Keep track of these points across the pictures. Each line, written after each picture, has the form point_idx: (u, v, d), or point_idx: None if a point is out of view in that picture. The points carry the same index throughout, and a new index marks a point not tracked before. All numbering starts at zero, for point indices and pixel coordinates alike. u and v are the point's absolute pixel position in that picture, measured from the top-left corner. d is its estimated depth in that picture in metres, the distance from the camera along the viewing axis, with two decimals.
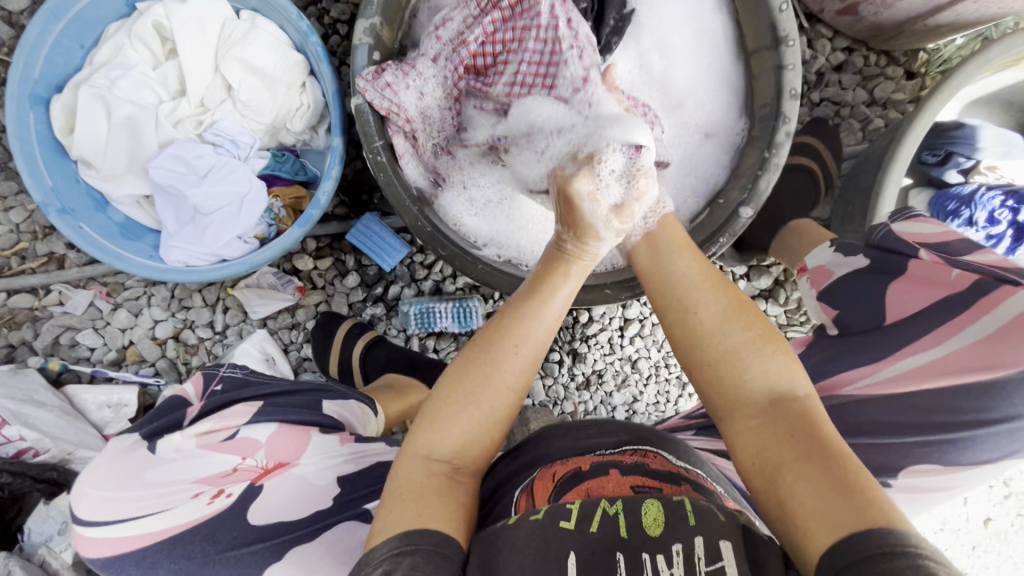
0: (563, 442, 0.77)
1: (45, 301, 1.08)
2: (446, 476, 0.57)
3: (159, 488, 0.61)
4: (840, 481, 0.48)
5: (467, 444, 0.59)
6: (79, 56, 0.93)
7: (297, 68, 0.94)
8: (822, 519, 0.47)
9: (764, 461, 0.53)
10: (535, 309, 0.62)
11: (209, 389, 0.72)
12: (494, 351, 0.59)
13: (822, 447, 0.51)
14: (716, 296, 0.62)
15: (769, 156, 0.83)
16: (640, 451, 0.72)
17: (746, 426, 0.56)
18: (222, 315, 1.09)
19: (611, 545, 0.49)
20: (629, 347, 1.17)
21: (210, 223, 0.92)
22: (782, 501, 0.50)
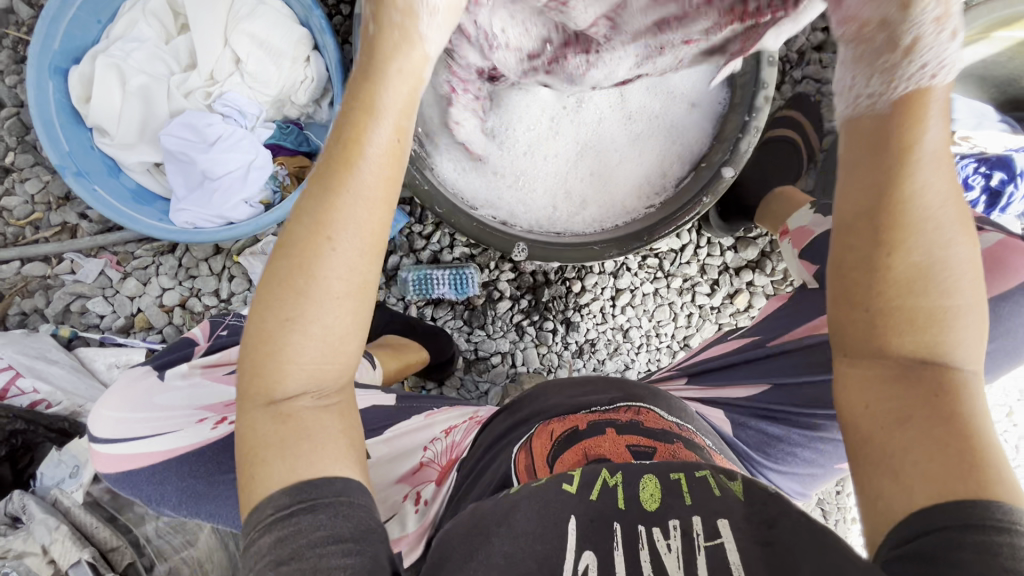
0: (558, 400, 0.80)
1: (58, 269, 1.12)
2: (310, 408, 0.46)
3: (169, 413, 0.65)
4: (958, 457, 0.42)
5: (321, 373, 0.45)
6: (96, 30, 0.98)
7: (302, 43, 0.99)
8: (921, 490, 0.42)
9: (890, 416, 0.45)
10: (338, 171, 0.43)
11: (215, 332, 0.77)
12: (318, 242, 0.43)
13: (950, 414, 0.43)
14: (940, 178, 0.45)
15: (748, 120, 0.88)
16: (635, 409, 0.74)
17: (884, 368, 0.46)
18: (228, 283, 1.13)
19: (609, 517, 0.49)
20: (620, 316, 1.21)
21: (219, 188, 0.97)
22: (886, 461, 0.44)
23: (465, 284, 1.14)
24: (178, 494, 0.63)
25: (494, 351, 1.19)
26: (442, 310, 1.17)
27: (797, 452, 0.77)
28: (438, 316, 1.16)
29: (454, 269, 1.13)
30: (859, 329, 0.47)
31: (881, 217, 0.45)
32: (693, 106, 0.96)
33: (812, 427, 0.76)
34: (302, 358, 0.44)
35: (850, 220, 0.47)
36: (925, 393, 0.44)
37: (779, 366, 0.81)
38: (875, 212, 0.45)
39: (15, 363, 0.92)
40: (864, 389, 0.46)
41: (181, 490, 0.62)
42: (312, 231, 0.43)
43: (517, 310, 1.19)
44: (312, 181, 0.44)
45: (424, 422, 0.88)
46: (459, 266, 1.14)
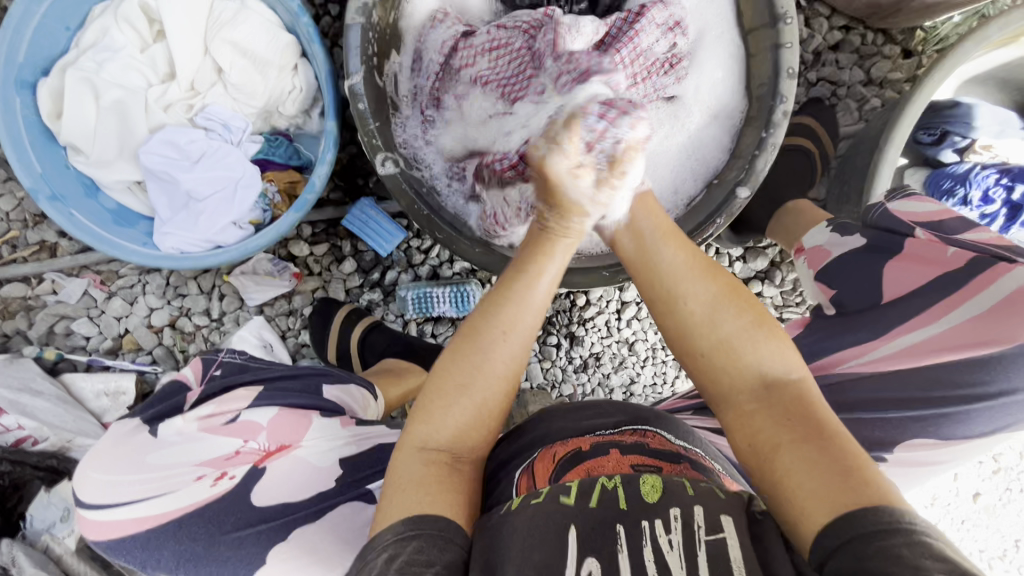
0: (563, 423, 0.78)
1: (39, 290, 1.07)
2: (444, 463, 0.56)
3: (163, 471, 0.62)
4: (835, 462, 0.48)
5: (464, 431, 0.57)
6: (65, 38, 0.90)
7: (289, 50, 0.92)
8: (819, 503, 0.47)
9: (759, 446, 0.53)
10: (519, 286, 0.60)
11: (209, 374, 0.73)
12: (491, 334, 0.58)
13: (810, 424, 0.52)
14: (702, 281, 0.60)
15: (766, 135, 0.83)
16: (641, 431, 0.73)
17: (751, 415, 0.55)
18: (218, 302, 1.09)
19: (608, 516, 0.50)
20: (626, 329, 1.18)
21: (204, 209, 0.91)
22: (775, 483, 0.50)
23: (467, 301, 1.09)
24: (175, 558, 0.59)
25: None
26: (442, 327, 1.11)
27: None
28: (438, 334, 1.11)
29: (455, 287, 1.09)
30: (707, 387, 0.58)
31: (671, 324, 0.60)
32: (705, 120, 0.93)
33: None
34: (447, 422, 0.57)
35: (666, 330, 0.61)
36: (784, 420, 0.53)
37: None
38: (667, 321, 0.61)
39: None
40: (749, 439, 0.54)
41: (176, 557, 0.59)
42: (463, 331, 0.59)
43: None
44: (492, 291, 0.62)
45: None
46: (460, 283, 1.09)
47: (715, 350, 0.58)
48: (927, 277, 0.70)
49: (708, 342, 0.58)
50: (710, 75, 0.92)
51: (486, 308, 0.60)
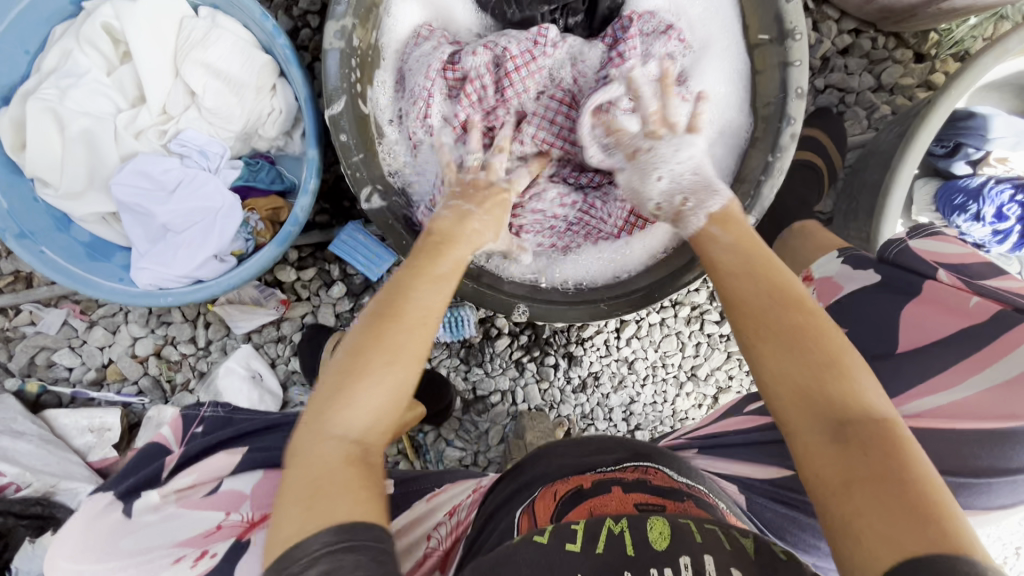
0: (562, 460, 0.76)
1: (17, 321, 1.03)
2: (344, 457, 0.49)
3: (137, 558, 0.58)
4: (904, 506, 0.41)
5: (380, 412, 0.51)
6: (25, 62, 0.85)
7: (266, 70, 0.87)
8: (881, 537, 0.40)
9: (829, 472, 0.45)
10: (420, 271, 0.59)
11: (190, 431, 0.74)
12: (410, 316, 0.54)
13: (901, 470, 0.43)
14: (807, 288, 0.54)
15: (772, 160, 0.79)
16: (641, 468, 0.70)
17: (809, 424, 0.47)
18: (204, 331, 1.05)
19: (622, 565, 0.47)
20: (625, 347, 1.15)
21: (183, 242, 0.86)
22: (844, 513, 0.43)
23: (461, 325, 1.08)
24: None
25: (493, 390, 1.13)
26: (437, 350, 1.10)
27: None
28: (434, 358, 1.10)
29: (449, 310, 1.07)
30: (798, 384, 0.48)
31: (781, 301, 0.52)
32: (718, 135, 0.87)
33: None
34: (360, 409, 0.50)
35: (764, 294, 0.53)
36: (854, 443, 0.44)
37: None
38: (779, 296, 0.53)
39: None
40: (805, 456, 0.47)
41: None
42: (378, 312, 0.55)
43: (516, 346, 1.12)
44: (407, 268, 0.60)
45: (427, 505, 0.83)
46: (455, 306, 1.08)
47: (827, 345, 0.49)
48: (954, 326, 0.70)
49: (812, 330, 0.50)
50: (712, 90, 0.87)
51: (410, 281, 0.57)
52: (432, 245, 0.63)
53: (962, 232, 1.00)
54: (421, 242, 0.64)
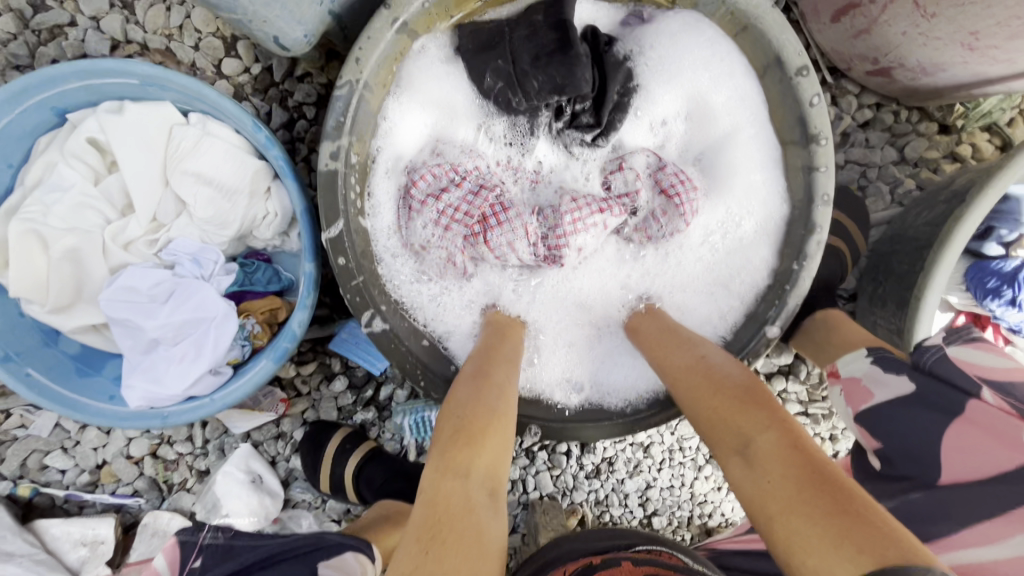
0: (576, 544, 0.83)
1: (7, 425, 0.99)
2: (484, 498, 0.55)
3: None
4: (836, 511, 0.46)
5: (495, 472, 0.58)
6: (8, 175, 0.81)
7: (260, 175, 0.83)
8: (830, 553, 0.44)
9: (762, 503, 0.50)
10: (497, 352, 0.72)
11: (189, 564, 0.70)
12: (497, 382, 0.66)
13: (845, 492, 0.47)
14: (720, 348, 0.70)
15: (798, 269, 0.74)
16: (652, 551, 0.77)
17: (741, 469, 0.54)
18: (201, 429, 1.01)
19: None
20: (640, 432, 1.10)
21: (176, 357, 0.82)
22: (790, 541, 0.47)
23: None
24: None
25: None
26: None
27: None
28: None
29: None
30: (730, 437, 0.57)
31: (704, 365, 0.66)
32: (754, 236, 0.80)
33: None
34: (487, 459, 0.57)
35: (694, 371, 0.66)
36: (774, 472, 0.51)
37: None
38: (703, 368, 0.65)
39: None
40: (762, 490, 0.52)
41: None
42: (490, 377, 0.67)
43: (526, 435, 1.08)
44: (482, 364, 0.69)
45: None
46: None
47: (754, 397, 0.58)
48: (1007, 461, 0.58)
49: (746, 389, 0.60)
50: (744, 181, 0.79)
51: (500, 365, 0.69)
52: (507, 334, 0.76)
53: (996, 315, 0.94)
54: (492, 330, 0.77)
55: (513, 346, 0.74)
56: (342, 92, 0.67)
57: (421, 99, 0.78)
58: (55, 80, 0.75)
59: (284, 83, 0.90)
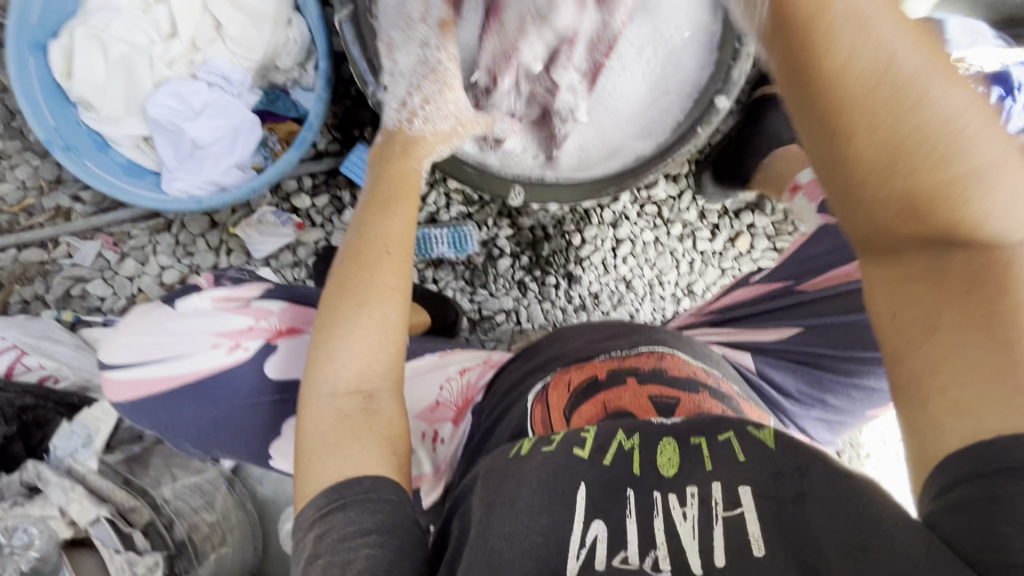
0: (575, 344, 0.77)
1: (55, 254, 1.12)
2: (362, 399, 0.57)
3: (179, 336, 0.68)
4: (1002, 363, 0.38)
5: (367, 363, 0.58)
6: (73, 4, 0.96)
7: (281, 4, 0.98)
8: (956, 415, 0.40)
9: (913, 326, 0.42)
10: (379, 208, 0.65)
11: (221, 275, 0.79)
12: (370, 255, 0.62)
13: (996, 313, 0.39)
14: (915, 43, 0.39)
15: (740, 45, 0.87)
16: (656, 357, 0.70)
17: (883, 271, 0.44)
18: (226, 258, 1.13)
19: (618, 484, 0.49)
20: (621, 266, 1.20)
21: (210, 155, 0.96)
22: (914, 371, 0.42)
23: (464, 242, 1.14)
24: (194, 416, 0.69)
25: (498, 309, 1.18)
26: (444, 272, 1.16)
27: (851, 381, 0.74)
28: (440, 279, 1.16)
29: (452, 228, 1.14)
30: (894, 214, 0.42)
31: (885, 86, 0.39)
32: None
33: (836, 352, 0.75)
34: (364, 351, 0.58)
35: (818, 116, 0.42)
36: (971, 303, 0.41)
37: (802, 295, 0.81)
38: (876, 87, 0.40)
39: (19, 343, 0.92)
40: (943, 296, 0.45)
41: (197, 415, 0.69)
42: (366, 248, 0.62)
43: (518, 267, 1.18)
44: (360, 230, 0.64)
45: (440, 360, 0.89)
46: (457, 225, 1.15)
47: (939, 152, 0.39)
48: None
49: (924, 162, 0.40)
50: None
51: (378, 235, 0.63)
52: (388, 182, 0.69)
53: None
54: (381, 175, 0.70)
55: (394, 207, 0.66)
56: None
57: None
58: None
59: None
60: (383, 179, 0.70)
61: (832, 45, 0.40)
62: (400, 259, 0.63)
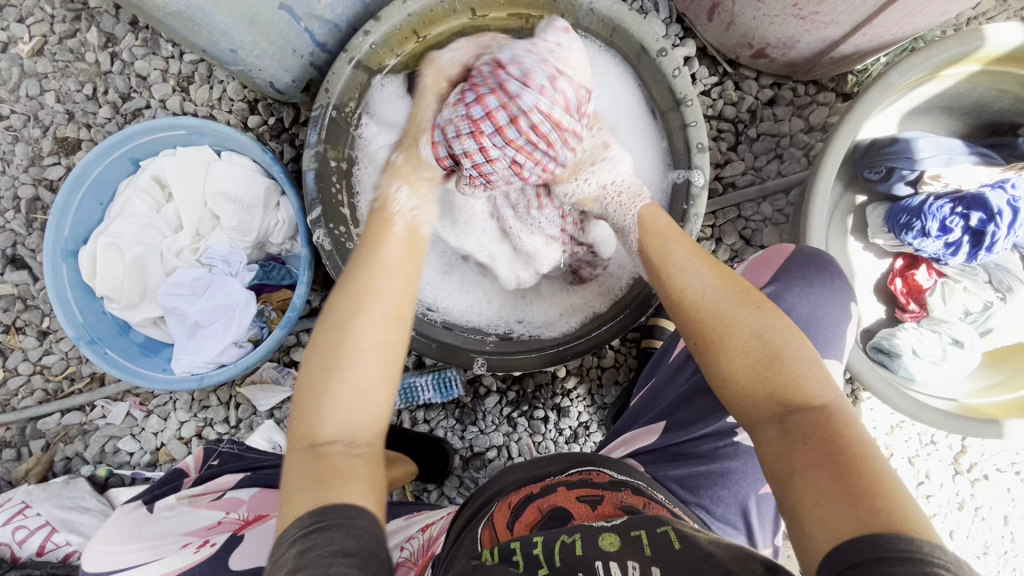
0: (516, 474, 0.78)
1: (91, 415, 1.25)
2: (341, 449, 0.58)
3: (153, 541, 0.75)
4: (866, 506, 0.47)
5: (354, 417, 0.59)
6: (99, 211, 1.12)
7: (270, 191, 1.09)
8: (824, 537, 0.47)
9: (781, 464, 0.55)
10: (370, 264, 0.68)
11: (207, 462, 0.91)
12: (358, 301, 0.64)
13: (855, 474, 0.49)
14: (707, 277, 0.68)
15: (687, 208, 0.90)
16: (583, 471, 0.75)
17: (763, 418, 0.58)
18: (235, 411, 1.22)
19: (575, 567, 0.53)
20: (608, 395, 1.21)
21: (209, 334, 1.06)
22: (791, 505, 0.52)
23: (450, 386, 1.18)
24: None
25: (489, 446, 1.20)
26: (433, 412, 1.21)
27: (752, 477, 0.78)
28: (430, 419, 1.21)
29: (437, 373, 1.18)
30: (746, 377, 0.60)
31: (696, 317, 0.66)
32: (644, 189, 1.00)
33: (713, 444, 0.79)
34: (356, 394, 0.59)
35: (691, 310, 0.66)
36: (806, 440, 0.54)
37: (700, 406, 0.82)
38: (693, 311, 0.66)
39: (51, 518, 1.05)
40: (743, 416, 0.61)
41: None
42: (349, 304, 0.64)
43: (505, 403, 1.21)
44: (350, 279, 0.68)
45: (405, 522, 0.90)
46: (441, 369, 1.19)
47: (763, 354, 0.60)
48: None
49: (770, 364, 0.59)
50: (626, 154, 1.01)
51: (367, 281, 0.66)
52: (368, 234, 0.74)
53: (916, 248, 1.02)
54: (365, 242, 0.73)
55: (384, 260, 0.69)
56: (319, 113, 0.94)
57: (381, 120, 1.04)
58: (131, 136, 1.07)
59: (293, 128, 1.20)
60: (369, 235, 0.74)
61: (679, 283, 0.69)
62: (392, 301, 0.65)
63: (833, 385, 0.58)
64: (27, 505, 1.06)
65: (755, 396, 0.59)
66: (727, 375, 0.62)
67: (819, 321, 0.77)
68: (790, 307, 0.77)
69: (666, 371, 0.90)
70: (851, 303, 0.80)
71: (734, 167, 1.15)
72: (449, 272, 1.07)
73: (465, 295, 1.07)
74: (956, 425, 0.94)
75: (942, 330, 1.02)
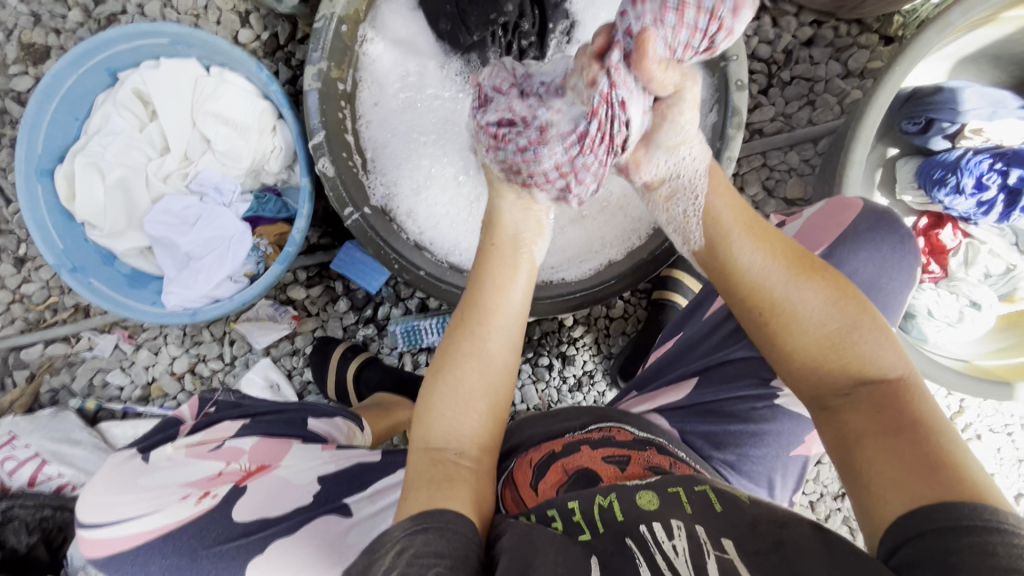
0: (535, 428, 0.76)
1: (77, 347, 1.19)
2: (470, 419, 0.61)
3: (152, 491, 0.71)
4: (947, 473, 0.46)
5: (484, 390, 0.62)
6: (75, 127, 1.02)
7: (266, 114, 1.00)
8: (896, 500, 0.46)
9: (845, 435, 0.53)
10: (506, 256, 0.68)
11: (203, 410, 0.87)
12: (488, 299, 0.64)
13: (932, 443, 0.48)
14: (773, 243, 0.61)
15: (720, 149, 0.85)
16: (604, 428, 0.73)
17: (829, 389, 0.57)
18: (230, 347, 1.18)
19: (617, 533, 0.52)
20: (615, 345, 1.19)
21: (204, 266, 0.99)
22: (856, 473, 0.51)
23: None
24: (164, 567, 0.67)
25: None
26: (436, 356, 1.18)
27: (770, 435, 0.77)
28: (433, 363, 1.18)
29: (441, 317, 1.14)
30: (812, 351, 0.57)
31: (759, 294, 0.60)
32: None
33: (748, 405, 0.77)
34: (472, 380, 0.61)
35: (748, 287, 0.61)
36: (878, 410, 0.52)
37: (722, 356, 0.81)
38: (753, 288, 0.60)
39: (42, 450, 1.02)
40: (798, 385, 0.59)
41: (167, 568, 0.67)
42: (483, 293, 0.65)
43: None
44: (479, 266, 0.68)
45: None
46: (445, 314, 1.15)
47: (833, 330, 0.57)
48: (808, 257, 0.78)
49: (840, 339, 0.57)
50: None
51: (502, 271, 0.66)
52: (500, 251, 0.67)
53: (946, 206, 0.98)
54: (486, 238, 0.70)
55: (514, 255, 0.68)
56: (322, 23, 0.84)
57: (390, 39, 0.95)
58: (107, 43, 0.96)
59: (289, 45, 1.09)
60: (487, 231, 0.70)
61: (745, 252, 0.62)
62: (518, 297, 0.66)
63: (905, 360, 0.56)
64: (15, 436, 1.03)
65: (822, 369, 0.57)
66: (793, 351, 0.58)
67: (883, 287, 0.74)
68: (854, 270, 0.74)
69: (699, 329, 0.85)
70: (915, 266, 0.76)
71: (764, 112, 1.08)
72: (472, 206, 0.99)
73: (473, 236, 0.99)
74: (967, 387, 0.93)
75: (959, 292, 1.00)
